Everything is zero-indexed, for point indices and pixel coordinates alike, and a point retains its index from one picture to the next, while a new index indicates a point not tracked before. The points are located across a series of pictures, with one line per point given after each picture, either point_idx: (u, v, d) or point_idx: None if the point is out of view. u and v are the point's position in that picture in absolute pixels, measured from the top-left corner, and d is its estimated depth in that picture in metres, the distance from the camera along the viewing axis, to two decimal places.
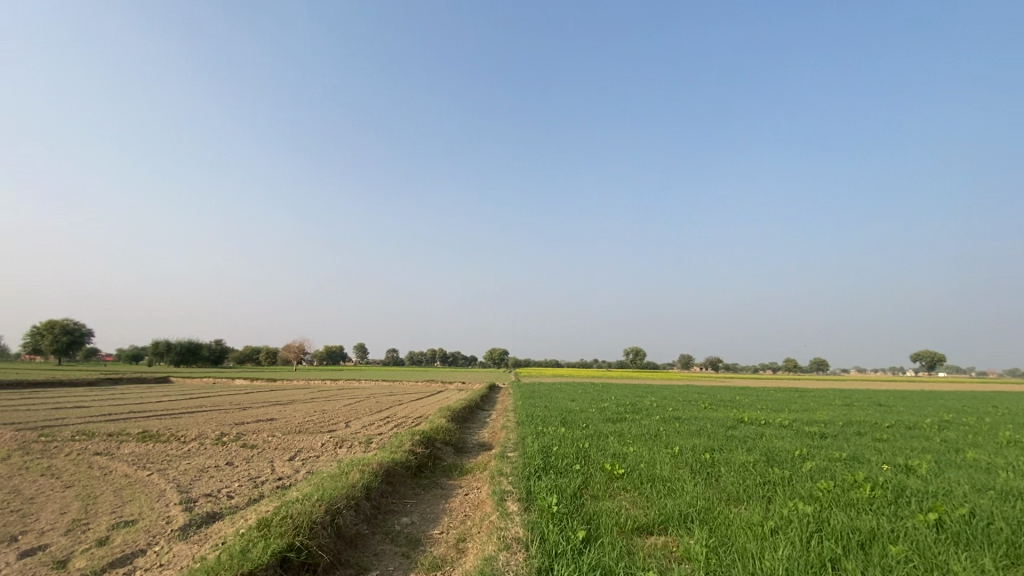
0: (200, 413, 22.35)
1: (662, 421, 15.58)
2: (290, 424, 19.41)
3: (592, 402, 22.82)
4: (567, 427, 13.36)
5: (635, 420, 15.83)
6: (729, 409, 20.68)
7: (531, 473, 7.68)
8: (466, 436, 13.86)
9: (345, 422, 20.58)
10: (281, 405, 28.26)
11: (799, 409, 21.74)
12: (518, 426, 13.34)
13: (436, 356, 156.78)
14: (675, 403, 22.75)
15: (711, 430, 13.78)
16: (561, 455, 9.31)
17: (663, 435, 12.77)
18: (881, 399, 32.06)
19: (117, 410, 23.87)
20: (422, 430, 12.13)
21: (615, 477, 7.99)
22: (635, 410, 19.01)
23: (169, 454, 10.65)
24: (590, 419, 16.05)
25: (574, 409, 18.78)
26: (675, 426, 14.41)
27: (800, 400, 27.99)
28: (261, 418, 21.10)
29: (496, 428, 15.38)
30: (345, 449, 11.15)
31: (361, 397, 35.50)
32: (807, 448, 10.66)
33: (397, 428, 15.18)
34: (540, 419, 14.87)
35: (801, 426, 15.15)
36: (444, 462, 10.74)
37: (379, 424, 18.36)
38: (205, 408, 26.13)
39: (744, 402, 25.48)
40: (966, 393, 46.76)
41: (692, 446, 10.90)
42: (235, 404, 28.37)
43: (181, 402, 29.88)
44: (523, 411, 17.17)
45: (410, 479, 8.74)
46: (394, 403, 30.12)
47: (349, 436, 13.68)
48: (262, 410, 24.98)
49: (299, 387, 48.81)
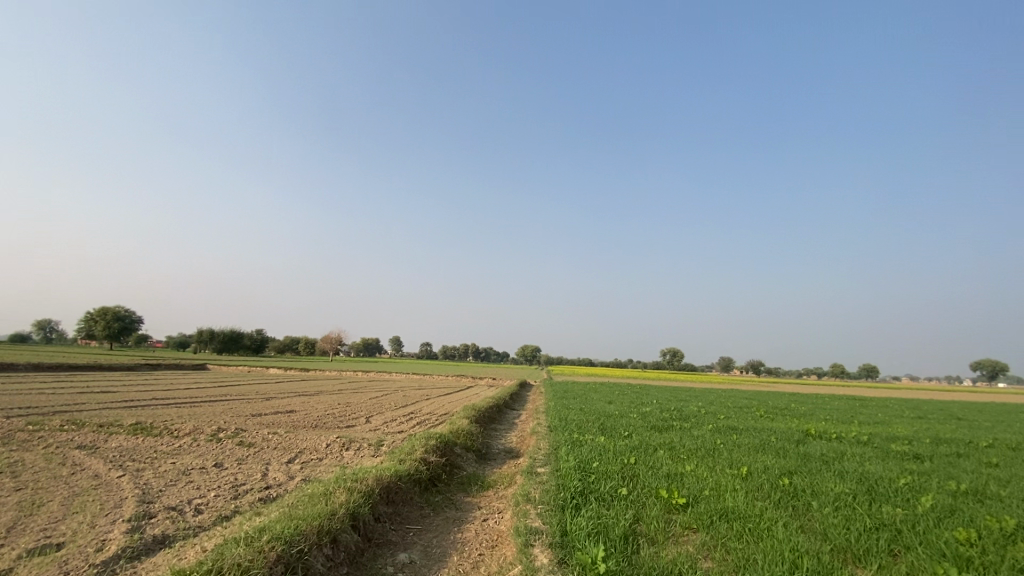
0: (221, 403, 21.75)
1: (716, 433, 13.57)
2: (308, 417, 18.34)
3: (633, 405, 20.92)
4: (608, 437, 11.60)
5: (684, 430, 13.89)
6: (790, 419, 18.34)
7: (567, 502, 5.99)
8: (492, 441, 12.25)
9: (366, 417, 19.41)
10: (307, 396, 27.51)
11: (870, 421, 19.24)
12: (551, 433, 11.68)
13: (469, 352, 156.51)
14: (726, 410, 20.53)
15: (777, 445, 11.75)
16: (604, 475, 7.57)
17: (722, 450, 10.85)
18: (960, 412, 28.65)
19: (142, 396, 23.57)
20: (440, 433, 10.61)
21: (675, 512, 6.18)
22: (683, 418, 16.99)
23: (157, 450, 9.55)
24: (632, 426, 14.22)
25: (613, 413, 16.98)
26: (734, 439, 12.41)
27: (868, 411, 25.13)
28: (280, 410, 20.20)
29: (525, 432, 13.76)
30: (351, 452, 9.74)
31: (389, 391, 34.49)
32: (912, 477, 8.54)
33: (416, 429, 13.72)
34: (575, 424, 13.16)
35: (884, 444, 12.86)
36: (462, 473, 9.16)
37: (400, 423, 17.04)
38: (230, 397, 25.59)
39: (804, 411, 22.90)
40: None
41: (763, 467, 8.94)
42: (262, 394, 27.80)
43: (209, 390, 29.60)
44: (556, 413, 15.48)
45: (418, 497, 7.18)
46: (422, 398, 29.00)
47: (362, 437, 12.30)
48: (285, 401, 24.20)
49: (331, 377, 48.69)
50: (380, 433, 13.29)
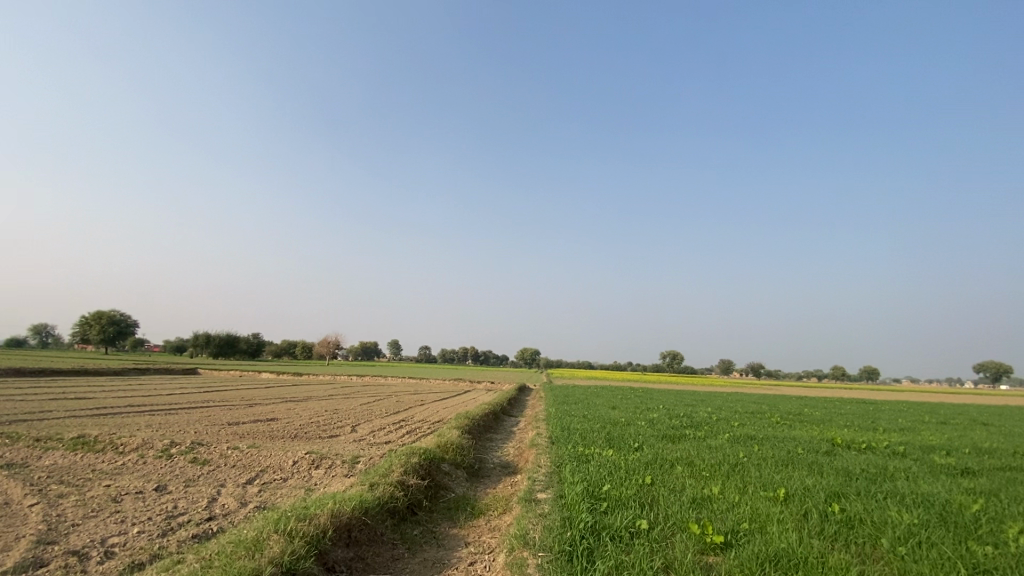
0: (200, 411, 20.35)
1: (735, 444, 12.22)
2: (288, 427, 16.94)
3: (639, 411, 19.59)
4: (617, 450, 10.26)
5: (699, 440, 12.54)
6: (810, 426, 17.00)
7: (577, 549, 4.67)
8: (485, 455, 10.92)
9: (352, 426, 18.06)
10: (294, 402, 26.11)
11: (893, 427, 17.96)
12: (552, 445, 10.35)
13: (468, 355, 154.95)
14: (739, 416, 19.17)
15: (808, 459, 10.43)
16: (619, 504, 6.24)
17: (748, 465, 9.51)
18: (980, 416, 27.28)
19: (117, 404, 22.15)
20: (425, 448, 9.25)
21: (713, 558, 4.88)
22: (695, 426, 15.63)
23: (95, 469, 8.18)
24: (642, 436, 12.86)
25: (619, 421, 15.64)
26: (757, 452, 11.09)
27: (885, 416, 23.80)
28: (261, 418, 18.82)
29: (522, 444, 12.41)
30: (322, 471, 8.39)
31: (382, 396, 33.15)
32: (982, 499, 7.23)
33: (402, 442, 12.37)
34: (580, 435, 11.83)
35: (923, 456, 11.54)
36: (448, 498, 7.81)
37: (387, 433, 15.66)
38: (212, 403, 24.17)
39: (819, 417, 21.56)
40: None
41: (802, 489, 7.62)
42: (247, 400, 26.39)
43: (192, 396, 28.13)
44: (557, 421, 14.16)
45: (391, 532, 5.85)
46: (416, 404, 27.63)
47: (339, 451, 10.93)
48: (269, 408, 22.76)
49: (324, 381, 47.40)
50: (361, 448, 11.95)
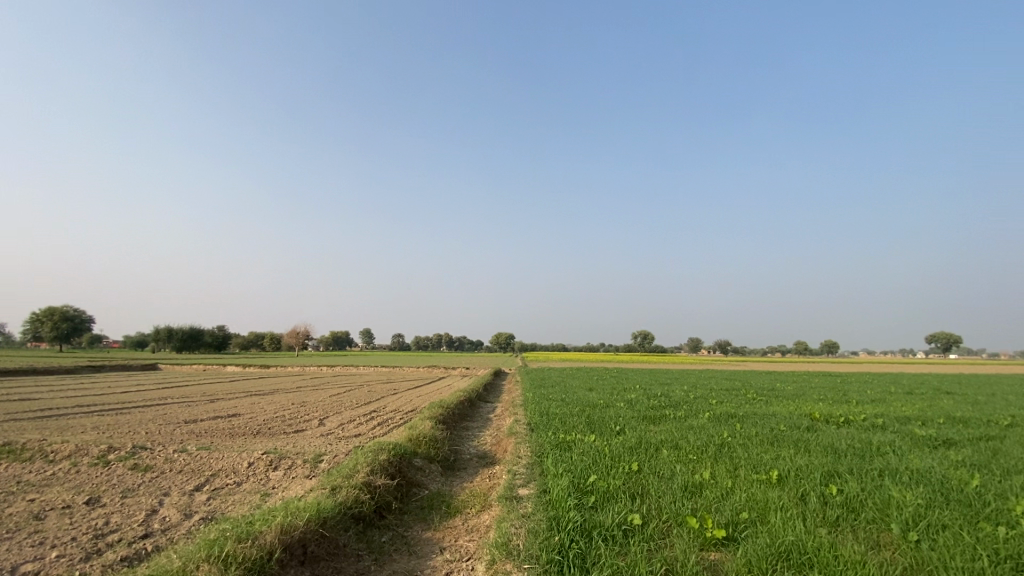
0: (155, 409, 19.08)
1: (717, 423, 11.95)
2: (250, 423, 15.95)
3: (617, 392, 19.33)
4: (599, 435, 9.78)
5: (682, 421, 12.20)
6: (786, 402, 16.99)
7: (568, 557, 4.11)
8: (461, 447, 10.30)
9: (320, 419, 17.17)
10: (258, 396, 24.94)
11: (864, 400, 18.21)
12: (531, 433, 9.81)
13: (443, 341, 153.89)
14: (716, 394, 19.12)
15: (792, 436, 10.21)
16: (608, 498, 5.72)
17: (735, 445, 9.15)
18: (940, 385, 28.21)
19: (63, 405, 20.60)
20: (394, 443, 8.55)
21: (718, 558, 4.39)
22: (675, 405, 15.37)
23: (16, 481, 7.19)
24: (623, 418, 12.45)
25: (598, 404, 15.27)
26: (741, 431, 10.81)
27: (853, 388, 24.27)
28: (221, 415, 17.73)
29: (499, 432, 11.84)
30: (281, 473, 7.61)
31: (354, 386, 32.16)
32: (975, 473, 7.03)
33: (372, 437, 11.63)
34: (559, 420, 11.35)
35: (902, 428, 11.52)
36: (421, 497, 7.16)
37: (357, 426, 14.87)
38: (170, 400, 22.82)
39: (792, 391, 21.77)
40: (1005, 375, 43.31)
41: (795, 470, 7.28)
42: (208, 395, 25.04)
43: (148, 393, 26.56)
44: (535, 407, 13.66)
45: (355, 542, 5.18)
46: (389, 393, 26.81)
47: (303, 449, 10.12)
48: (232, 403, 21.57)
49: (294, 373, 46.09)
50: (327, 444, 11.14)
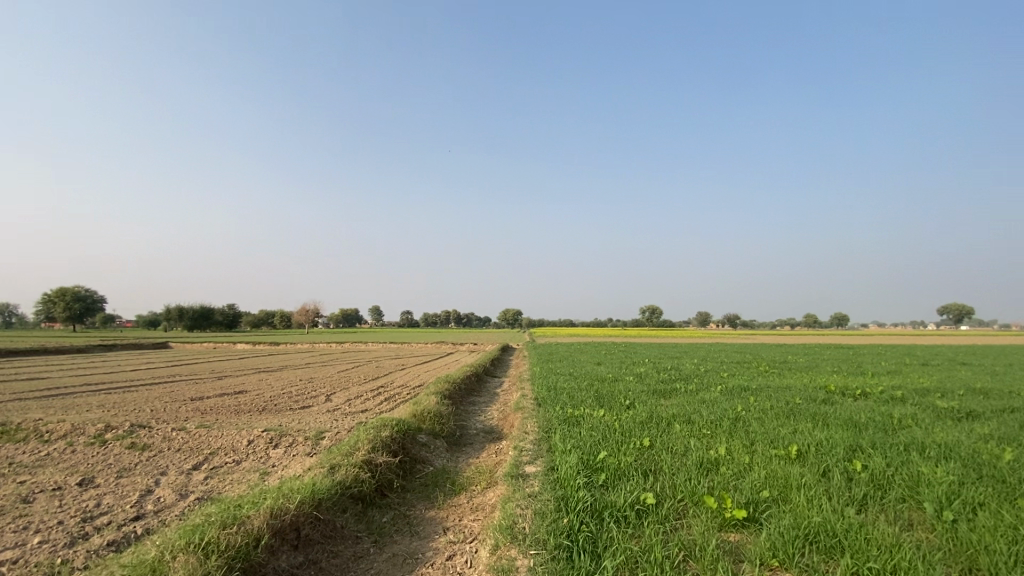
0: (163, 387, 19.11)
1: (730, 396, 11.61)
2: (256, 400, 15.89)
3: (626, 366, 19.04)
4: (609, 410, 9.48)
5: (693, 395, 11.87)
6: (800, 374, 16.61)
7: (577, 541, 3.82)
8: (468, 422, 10.07)
9: (327, 395, 17.09)
10: (267, 373, 25.00)
11: (880, 371, 17.79)
12: (538, 408, 9.53)
13: (451, 318, 154.41)
14: (727, 367, 18.77)
15: (809, 409, 9.85)
16: (619, 476, 5.43)
17: (750, 420, 8.81)
18: (956, 356, 27.67)
19: (73, 383, 20.73)
20: (398, 419, 8.31)
21: (740, 541, 4.08)
22: (685, 379, 15.04)
23: (11, 462, 7.06)
24: (633, 392, 12.14)
25: (607, 377, 14.98)
26: (755, 404, 10.46)
27: (867, 360, 23.80)
28: (228, 392, 17.70)
29: (507, 407, 11.61)
30: (281, 451, 7.42)
31: (362, 362, 32.19)
32: (1008, 447, 6.63)
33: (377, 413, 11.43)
34: (568, 395, 11.06)
35: (923, 400, 11.12)
36: (425, 474, 6.93)
37: (363, 402, 14.74)
38: (179, 378, 22.92)
39: (805, 363, 21.37)
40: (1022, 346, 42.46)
41: (815, 445, 6.95)
42: (216, 373, 25.12)
43: (158, 370, 26.74)
44: (542, 381, 13.38)
45: (353, 523, 4.95)
46: (397, 369, 26.78)
47: (305, 426, 9.94)
48: (239, 380, 21.59)
49: (303, 350, 46.34)
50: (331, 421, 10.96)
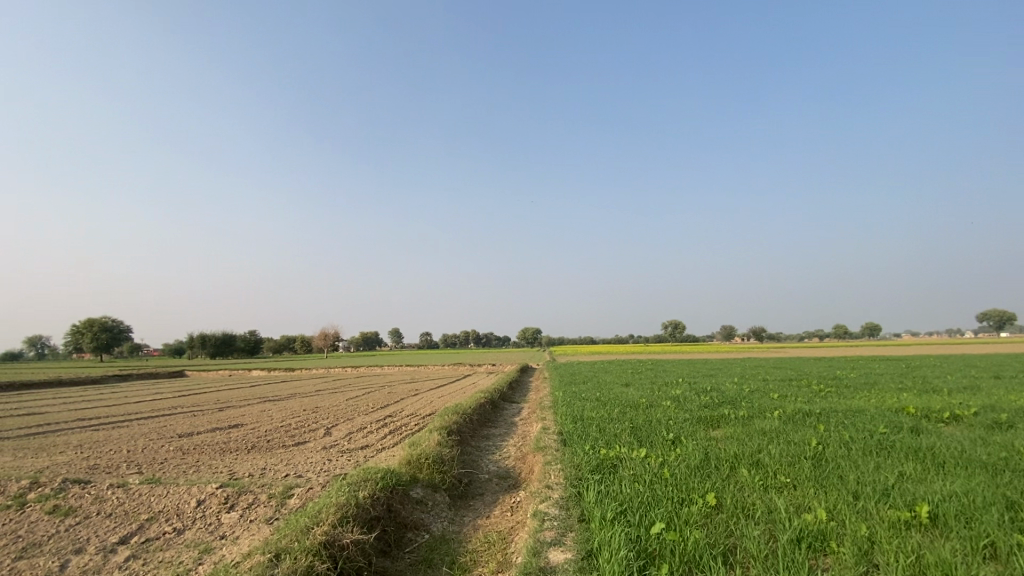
0: (157, 421, 17.78)
1: (794, 425, 9.65)
2: (248, 435, 14.35)
3: (659, 388, 17.05)
4: (653, 450, 7.65)
5: (748, 425, 9.91)
6: (863, 393, 14.37)
7: None
8: (477, 466, 8.29)
9: (327, 428, 15.46)
10: (272, 402, 23.61)
11: (956, 388, 15.47)
12: (565, 448, 7.75)
13: (470, 338, 152.90)
14: (774, 386, 16.58)
15: (904, 444, 7.86)
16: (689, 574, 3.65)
17: (835, 460, 6.90)
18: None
19: (67, 418, 19.54)
20: (387, 469, 6.61)
21: None
22: (731, 402, 13.01)
23: None
24: (675, 422, 10.27)
25: (641, 403, 13.08)
26: (832, 436, 8.49)
27: (930, 374, 21.21)
28: (223, 426, 16.23)
29: (525, 443, 9.81)
30: (234, 517, 5.77)
31: (374, 388, 30.59)
32: None
33: (372, 457, 9.72)
34: (599, 428, 9.23)
35: None
36: (414, 549, 5.19)
37: (364, 438, 13.07)
38: (178, 409, 21.60)
39: (862, 379, 18.99)
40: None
41: (950, 503, 5.05)
42: (220, 403, 23.79)
43: (161, 402, 25.52)
44: (567, 410, 11.56)
45: None
46: (410, 395, 25.13)
47: (284, 478, 8.31)
48: (240, 412, 20.16)
49: (318, 375, 45.19)
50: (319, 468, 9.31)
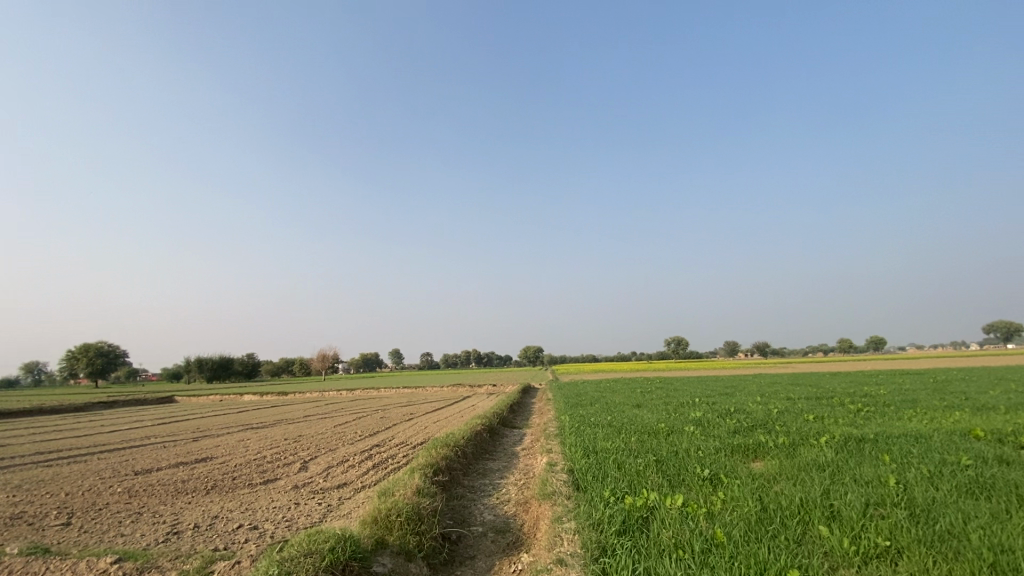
0: (120, 455, 16.03)
1: (853, 455, 8.01)
2: (212, 472, 12.63)
3: (677, 410, 15.35)
4: (689, 495, 6.03)
5: (795, 456, 8.25)
6: (911, 414, 12.66)
7: None
8: (467, 519, 6.63)
9: (304, 461, 13.75)
10: (253, 429, 21.84)
11: (1011, 406, 13.79)
12: (578, 493, 6.14)
13: (472, 358, 150.83)
14: (805, 406, 14.85)
15: (1006, 484, 6.24)
16: None
17: (934, 511, 5.29)
18: None
19: (24, 452, 17.77)
20: (344, 534, 4.99)
21: None
22: (764, 427, 11.30)
23: None
24: (706, 454, 8.63)
25: (660, 428, 11.40)
26: (907, 472, 6.87)
27: (969, 389, 19.37)
28: (189, 459, 14.52)
29: (528, 483, 8.16)
30: None
31: (367, 413, 28.77)
32: None
33: (344, 510, 8.04)
34: (618, 465, 7.60)
35: None
36: None
37: (343, 475, 11.37)
38: (151, 440, 19.83)
39: (898, 396, 17.25)
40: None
41: None
42: (198, 432, 22.03)
43: (136, 431, 23.72)
44: (576, 438, 9.96)
45: None
46: (403, 420, 23.36)
47: (227, 544, 6.67)
48: (215, 442, 18.41)
49: (310, 399, 43.19)
50: (274, 526, 7.61)
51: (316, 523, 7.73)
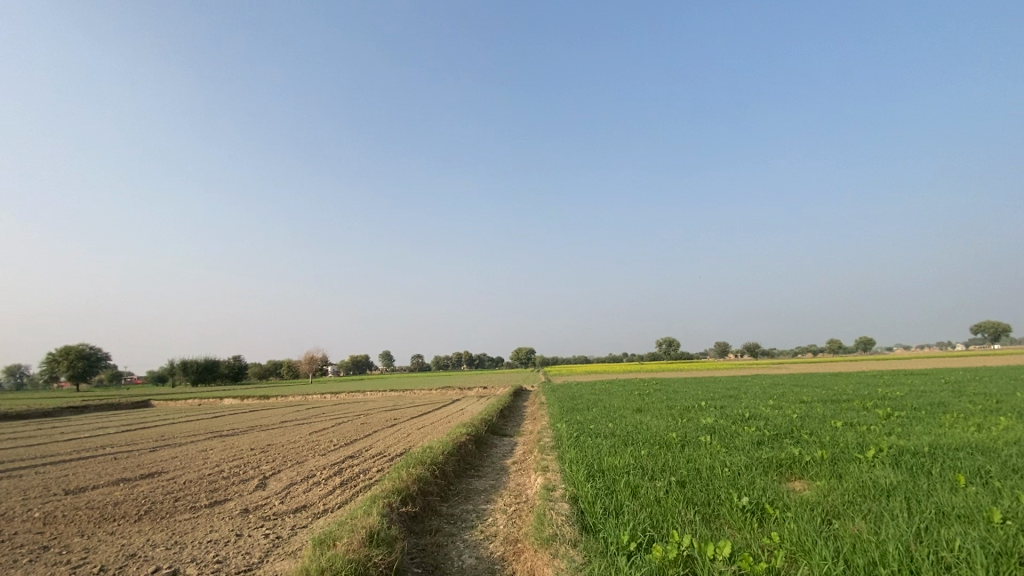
0: (60, 469, 14.19)
1: (918, 474, 6.53)
2: (153, 491, 10.89)
3: (685, 416, 13.84)
4: (736, 541, 4.48)
5: (846, 475, 6.77)
6: (949, 420, 11.24)
7: None
8: (440, 566, 5.03)
9: (264, 476, 12.03)
10: (221, 437, 20.02)
11: None
12: (586, 537, 4.56)
13: (462, 360, 149.49)
14: (825, 411, 13.42)
15: None
16: None
17: None
18: None
19: None
20: None
21: None
22: (792, 437, 9.84)
23: None
24: (735, 473, 7.12)
25: (672, 439, 9.88)
26: (1005, 498, 5.34)
27: (992, 390, 17.97)
28: (135, 474, 12.76)
29: (519, 513, 6.58)
30: None
31: (348, 418, 27.05)
32: None
33: (290, 552, 6.44)
34: (632, 491, 6.03)
35: None
36: None
37: (303, 496, 9.71)
38: (102, 451, 17.91)
39: (920, 399, 15.85)
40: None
41: None
42: (159, 440, 20.18)
43: (92, 439, 21.71)
44: (576, 453, 8.41)
45: None
46: (385, 427, 21.64)
47: None
48: (173, 452, 16.63)
49: (291, 404, 41.18)
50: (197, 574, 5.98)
51: (252, 568, 6.08)
